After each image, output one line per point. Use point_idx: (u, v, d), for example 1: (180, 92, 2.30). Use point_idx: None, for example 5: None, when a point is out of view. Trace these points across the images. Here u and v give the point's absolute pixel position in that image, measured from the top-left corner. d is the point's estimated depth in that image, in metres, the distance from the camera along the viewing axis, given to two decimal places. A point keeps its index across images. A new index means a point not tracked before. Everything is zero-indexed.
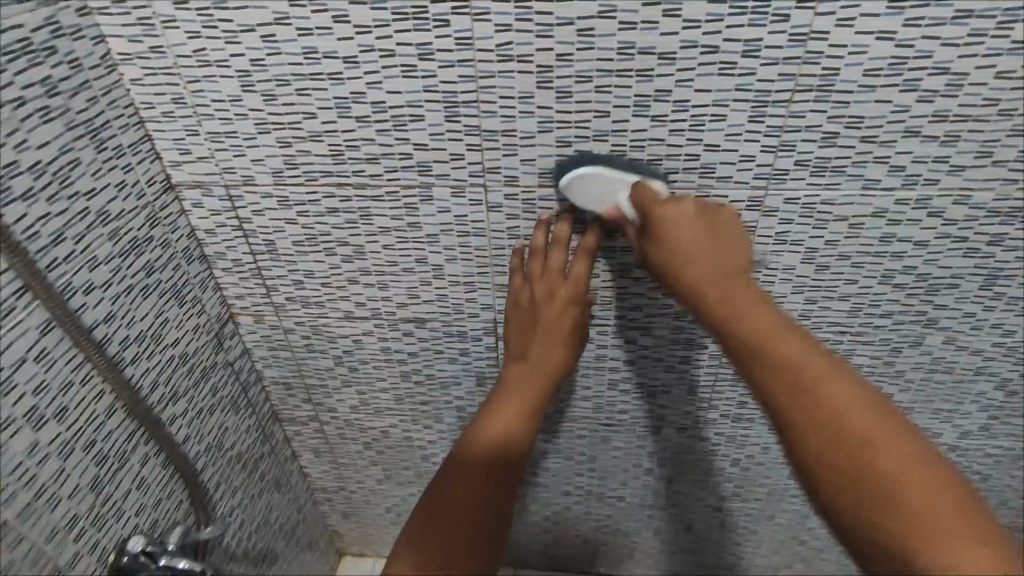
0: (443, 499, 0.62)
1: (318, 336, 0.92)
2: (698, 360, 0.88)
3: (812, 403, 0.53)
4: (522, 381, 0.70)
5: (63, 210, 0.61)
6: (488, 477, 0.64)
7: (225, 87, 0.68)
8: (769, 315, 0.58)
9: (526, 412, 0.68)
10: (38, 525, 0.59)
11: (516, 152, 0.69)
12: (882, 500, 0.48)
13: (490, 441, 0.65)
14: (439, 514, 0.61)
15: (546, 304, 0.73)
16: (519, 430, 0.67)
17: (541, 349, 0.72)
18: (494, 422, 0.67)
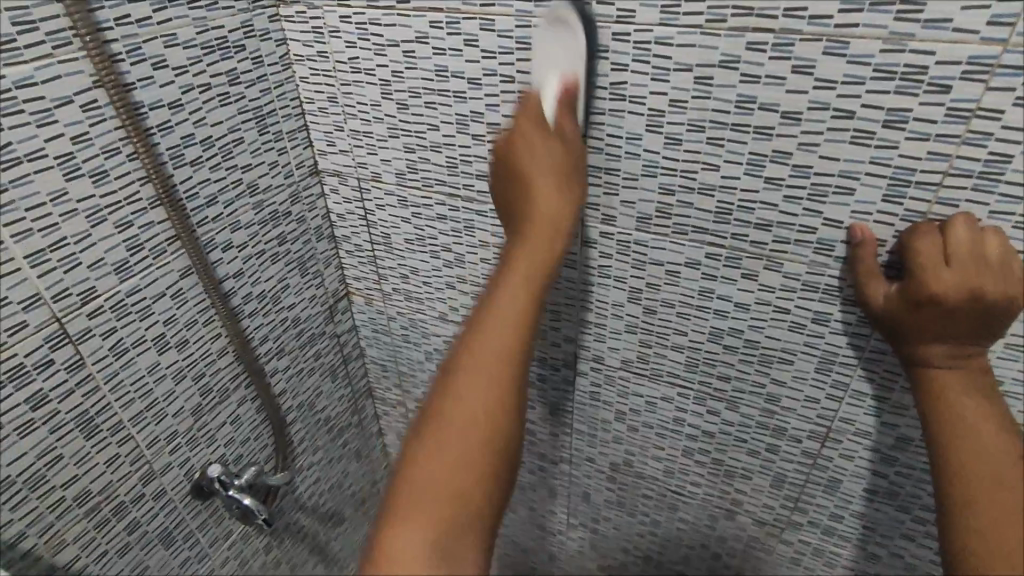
0: (425, 464, 0.48)
1: (414, 329, 0.98)
2: (788, 453, 0.79)
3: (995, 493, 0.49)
4: (489, 335, 0.51)
5: (220, 178, 0.73)
6: (477, 421, 0.49)
7: (369, 92, 0.75)
8: (967, 374, 0.55)
9: (505, 357, 0.51)
10: (144, 432, 0.71)
11: (617, 191, 0.68)
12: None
13: (474, 394, 0.50)
14: (423, 487, 0.47)
15: (546, 160, 0.56)
16: (485, 414, 0.49)
17: (541, 198, 0.55)
18: (453, 408, 0.49)
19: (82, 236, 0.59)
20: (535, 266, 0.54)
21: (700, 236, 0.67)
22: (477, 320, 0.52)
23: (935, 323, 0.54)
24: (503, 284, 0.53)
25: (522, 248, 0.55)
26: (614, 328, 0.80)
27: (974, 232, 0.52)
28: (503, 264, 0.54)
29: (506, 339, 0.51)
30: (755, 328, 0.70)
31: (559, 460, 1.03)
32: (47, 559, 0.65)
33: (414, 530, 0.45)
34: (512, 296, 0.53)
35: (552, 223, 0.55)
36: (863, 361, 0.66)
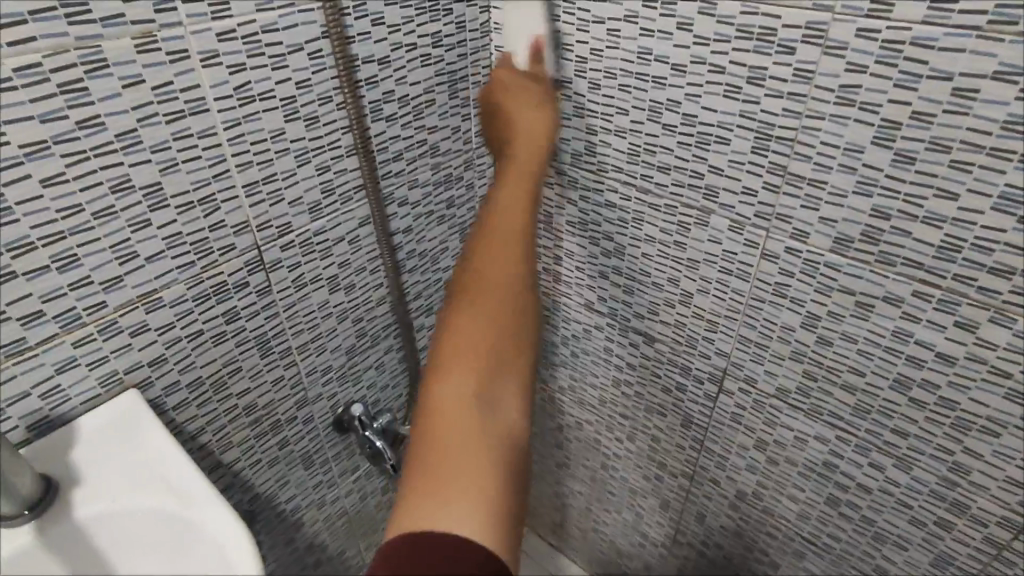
0: (436, 425, 0.54)
1: (556, 311, 0.98)
2: (962, 534, 0.69)
3: None
4: (481, 299, 0.64)
5: (409, 136, 0.76)
6: (490, 343, 0.61)
7: (562, 68, 0.74)
8: None
9: (501, 306, 0.64)
10: (306, 360, 0.77)
11: (818, 207, 0.61)
12: None
13: (467, 337, 0.61)
14: (457, 444, 0.53)
15: (529, 143, 0.70)
16: (501, 321, 0.63)
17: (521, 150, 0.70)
18: (447, 368, 0.59)
19: (288, 174, 0.64)
20: (516, 231, 0.68)
21: (910, 271, 0.58)
22: (456, 308, 0.64)
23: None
24: (483, 283, 0.65)
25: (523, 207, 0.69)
26: (776, 352, 0.73)
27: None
28: (504, 174, 0.71)
29: (493, 325, 0.62)
30: (957, 386, 0.61)
31: (679, 474, 0.98)
32: (215, 455, 0.72)
33: (432, 464, 0.52)
34: (482, 285, 0.65)
35: (540, 137, 0.70)
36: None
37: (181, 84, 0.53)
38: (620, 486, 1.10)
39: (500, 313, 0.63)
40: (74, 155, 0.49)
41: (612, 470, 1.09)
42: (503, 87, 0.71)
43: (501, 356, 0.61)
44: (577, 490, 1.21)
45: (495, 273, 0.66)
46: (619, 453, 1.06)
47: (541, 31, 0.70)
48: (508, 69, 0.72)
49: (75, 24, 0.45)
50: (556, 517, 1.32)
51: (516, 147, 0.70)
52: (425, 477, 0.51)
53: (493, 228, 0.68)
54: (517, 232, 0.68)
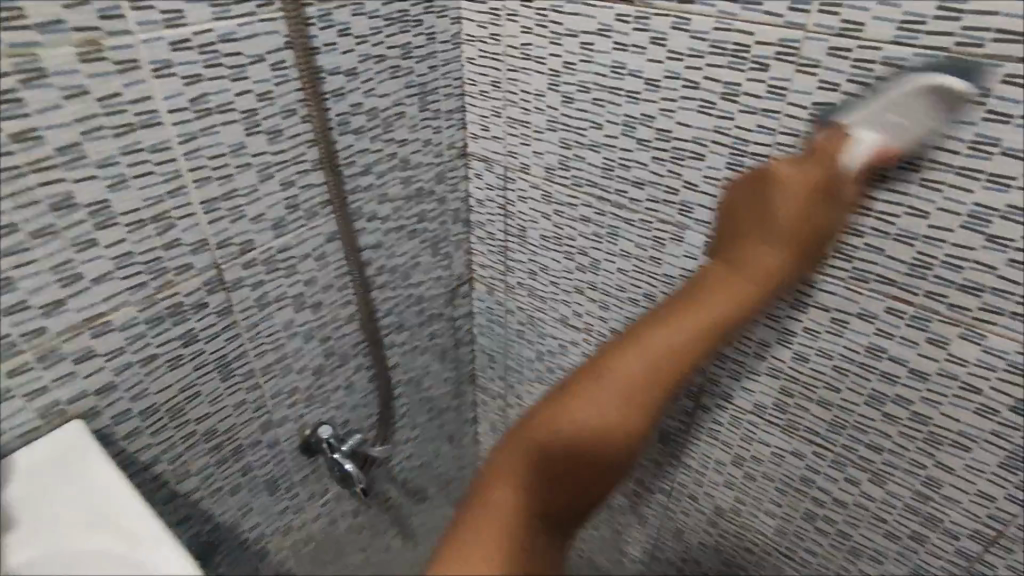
0: (501, 481, 0.53)
1: (531, 326, 0.96)
2: (935, 547, 0.69)
3: None
4: (631, 352, 0.58)
5: (377, 149, 0.73)
6: (620, 424, 0.55)
7: (535, 81, 0.73)
8: None
9: (643, 395, 0.57)
10: (270, 382, 0.74)
11: None
12: None
13: (602, 403, 0.55)
14: (496, 518, 0.51)
15: None
16: (664, 377, 0.57)
17: None
18: (512, 441, 0.56)
19: (250, 190, 0.61)
20: (636, 371, 0.57)
21: (882, 287, 0.58)
22: (572, 398, 0.57)
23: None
24: (664, 328, 0.58)
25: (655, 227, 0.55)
26: (752, 368, 0.73)
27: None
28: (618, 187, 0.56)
29: (552, 435, 0.54)
30: (930, 402, 0.61)
31: (656, 490, 0.97)
32: (171, 485, 0.69)
33: (481, 539, 0.50)
34: (661, 342, 0.57)
35: None
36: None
37: (131, 96, 0.50)
38: (597, 502, 1.09)
39: (581, 397, 0.56)
40: (10, 172, 0.45)
41: None
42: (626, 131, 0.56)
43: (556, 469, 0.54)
44: None
45: (660, 340, 0.57)
46: None
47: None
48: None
49: (11, 30, 0.42)
50: None
51: None
52: (460, 547, 0.51)
53: (658, 361, 0.57)
54: (643, 357, 0.57)
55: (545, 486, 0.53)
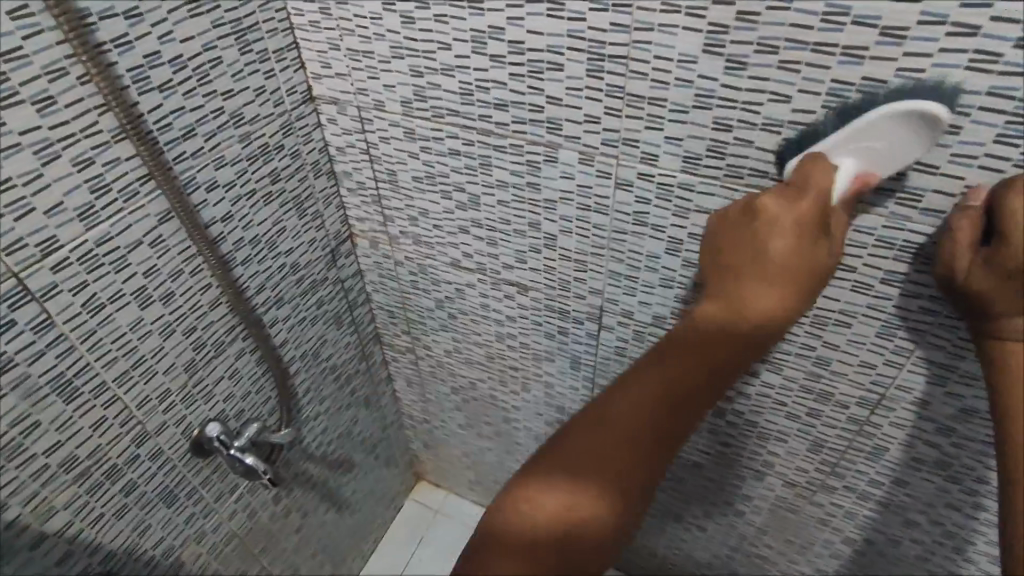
0: (531, 531, 0.49)
1: (423, 275, 0.90)
2: (831, 418, 0.73)
3: None
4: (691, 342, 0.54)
5: (198, 106, 0.63)
6: (642, 417, 0.52)
7: (367, 2, 0.64)
8: None
9: (647, 413, 0.52)
10: (132, 392, 0.65)
11: (662, 126, 0.58)
12: None
13: (620, 424, 0.51)
14: (546, 519, 0.49)
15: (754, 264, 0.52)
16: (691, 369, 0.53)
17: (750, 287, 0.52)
18: (571, 468, 0.51)
19: (31, 176, 0.51)
20: (659, 384, 0.53)
21: (757, 180, 0.57)
22: (591, 416, 0.53)
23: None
24: (763, 289, 0.52)
25: (722, 294, 0.54)
26: (646, 282, 0.72)
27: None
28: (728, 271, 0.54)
29: (644, 416, 0.51)
30: None
31: (577, 414, 0.97)
32: (34, 527, 0.60)
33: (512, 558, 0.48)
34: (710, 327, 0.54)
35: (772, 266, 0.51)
36: (924, 337, 0.60)
37: None
38: (524, 435, 1.09)
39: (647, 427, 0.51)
40: None
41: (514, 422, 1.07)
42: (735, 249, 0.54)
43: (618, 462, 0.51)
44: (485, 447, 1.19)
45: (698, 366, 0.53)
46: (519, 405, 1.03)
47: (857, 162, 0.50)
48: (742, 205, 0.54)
49: None
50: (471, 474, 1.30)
51: (737, 265, 0.53)
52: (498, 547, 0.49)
53: (688, 346, 0.54)
54: (690, 353, 0.54)
55: (610, 469, 0.50)
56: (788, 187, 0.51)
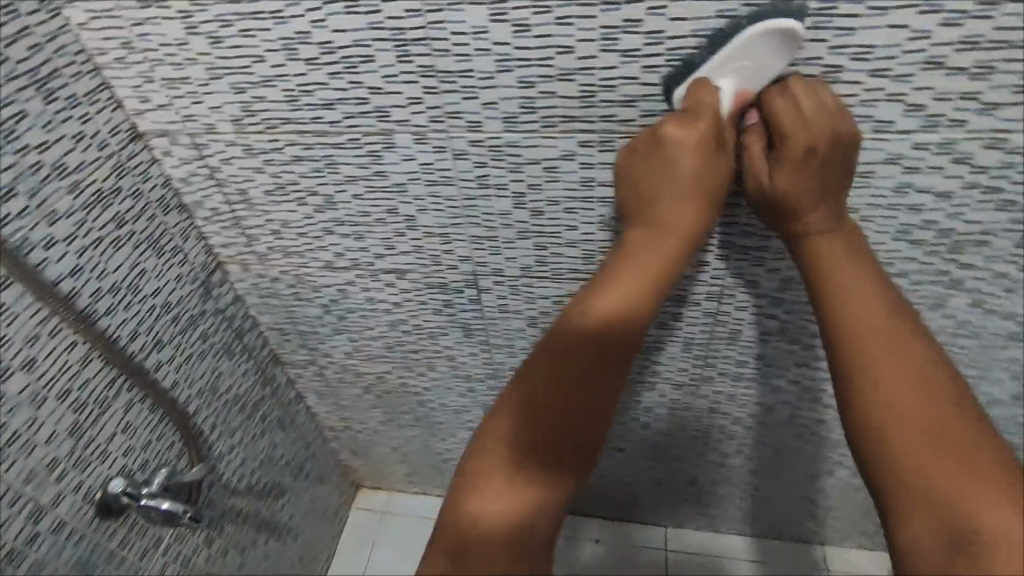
0: (490, 488, 0.54)
1: (303, 285, 0.92)
2: (691, 318, 0.83)
3: (902, 386, 0.54)
4: (604, 296, 0.59)
5: (12, 163, 0.61)
6: (573, 371, 0.57)
7: (170, 30, 0.64)
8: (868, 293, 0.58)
9: (563, 357, 0.57)
10: (13, 470, 0.63)
11: (476, 95, 0.64)
12: (925, 471, 0.51)
13: (540, 382, 0.57)
14: (495, 499, 0.54)
15: (675, 192, 0.59)
16: (625, 308, 0.59)
17: (669, 207, 0.60)
18: (495, 445, 0.56)
19: None
20: (573, 340, 0.58)
21: (569, 125, 0.65)
22: (540, 360, 0.58)
23: (820, 186, 0.59)
24: (601, 294, 0.59)
25: (636, 244, 0.62)
26: (506, 238, 0.78)
27: (796, 98, 0.56)
28: (655, 223, 0.61)
29: (535, 383, 0.57)
30: None
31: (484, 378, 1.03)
32: None
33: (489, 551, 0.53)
34: (607, 301, 0.59)
35: (696, 185, 0.59)
36: (736, 227, 0.71)
37: None
38: (443, 413, 1.14)
39: (556, 386, 0.57)
40: None
41: (431, 403, 1.12)
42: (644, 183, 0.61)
43: (552, 406, 0.56)
44: (411, 436, 1.23)
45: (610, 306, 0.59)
46: (430, 386, 1.08)
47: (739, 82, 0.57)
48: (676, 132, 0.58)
49: None
50: (406, 466, 1.34)
51: (653, 209, 0.61)
52: (473, 546, 0.53)
53: (581, 320, 0.59)
54: (634, 287, 0.60)
55: (535, 419, 0.56)
56: (683, 114, 0.58)
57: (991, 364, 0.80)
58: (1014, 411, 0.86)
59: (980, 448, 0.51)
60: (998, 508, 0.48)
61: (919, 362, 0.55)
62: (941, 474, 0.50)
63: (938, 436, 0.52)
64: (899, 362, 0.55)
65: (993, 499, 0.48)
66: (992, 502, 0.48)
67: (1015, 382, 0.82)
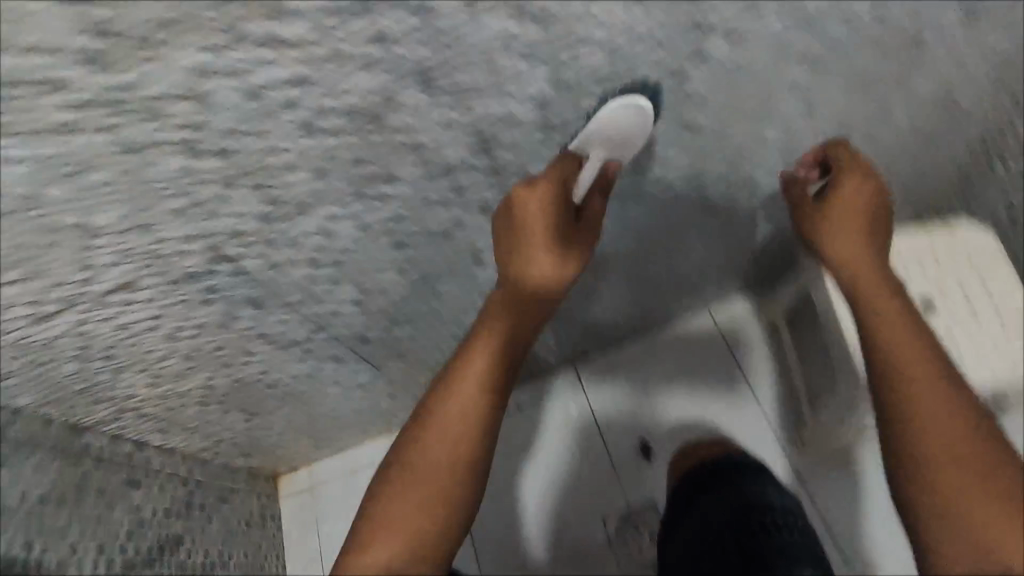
0: (393, 530, 0.70)
1: (25, 359, 0.70)
2: (469, 181, 0.73)
3: (927, 380, 0.72)
4: (465, 387, 0.74)
5: None
6: (452, 454, 0.73)
7: None
8: (906, 333, 0.75)
9: (463, 429, 0.73)
10: None
11: (13, 38, 0.41)
12: (959, 458, 0.68)
13: (439, 435, 0.73)
14: (397, 515, 0.70)
15: (537, 247, 0.74)
16: (478, 402, 0.74)
17: (521, 304, 0.78)
18: (408, 487, 0.71)
19: None
20: (461, 415, 0.74)
21: (171, 27, 0.45)
22: (416, 439, 0.74)
23: (863, 255, 0.80)
24: (460, 386, 0.74)
25: (486, 339, 0.77)
26: (212, 196, 0.61)
27: (540, 205, 0.71)
28: (508, 288, 0.78)
29: (439, 446, 0.73)
30: (332, 91, 0.55)
31: (310, 332, 0.92)
32: None
33: (383, 549, 0.69)
34: (470, 387, 0.74)
35: (538, 229, 0.73)
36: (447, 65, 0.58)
37: None
38: (298, 381, 1.03)
39: (454, 462, 0.72)
40: None
41: (277, 379, 1.01)
42: (529, 229, 0.73)
43: (463, 461, 0.73)
44: (284, 413, 1.13)
45: (466, 397, 0.74)
46: (263, 366, 0.96)
47: (597, 155, 0.74)
48: (528, 198, 0.72)
49: None
50: (301, 436, 1.27)
51: (503, 312, 0.78)
52: (377, 531, 0.70)
53: (446, 429, 0.73)
54: (472, 401, 0.74)
55: (454, 466, 0.72)
56: (522, 211, 0.73)
57: (767, 91, 0.76)
58: (804, 125, 0.86)
59: (982, 454, 0.68)
60: (1000, 515, 0.65)
61: (924, 355, 0.73)
62: (951, 480, 0.68)
63: (947, 424, 0.70)
64: (913, 347, 0.74)
65: (1000, 511, 0.65)
66: (999, 513, 0.65)
67: (794, 99, 0.79)
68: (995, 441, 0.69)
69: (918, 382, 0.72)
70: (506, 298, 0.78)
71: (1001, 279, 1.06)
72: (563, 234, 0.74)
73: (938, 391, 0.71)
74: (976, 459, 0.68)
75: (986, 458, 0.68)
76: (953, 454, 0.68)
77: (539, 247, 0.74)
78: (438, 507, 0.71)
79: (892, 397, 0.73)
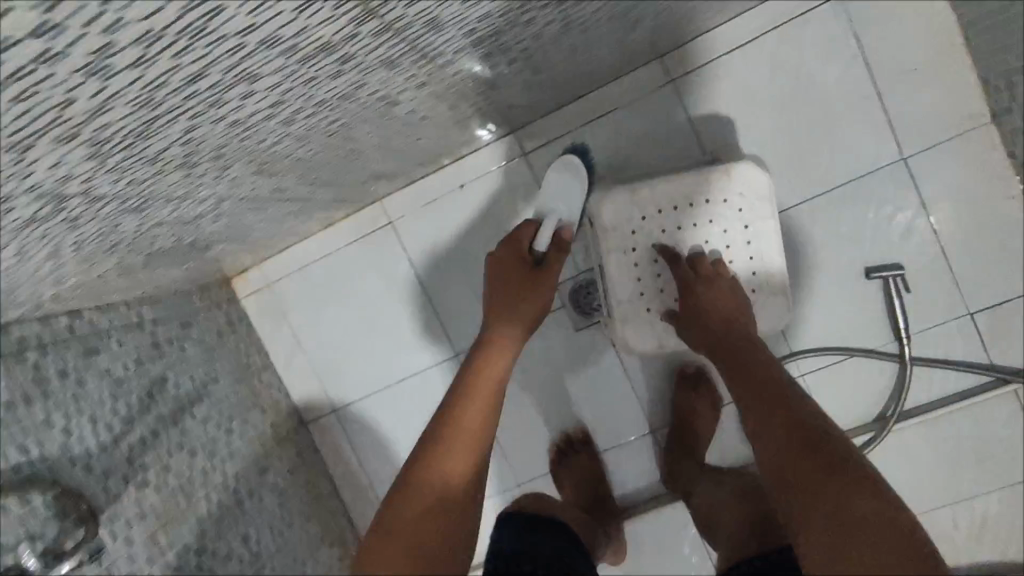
0: (399, 534, 0.66)
1: None
2: (368, 49, 0.54)
3: (780, 400, 0.85)
4: (472, 400, 0.85)
5: None
6: (466, 458, 0.77)
7: None
8: (764, 369, 0.91)
9: (474, 435, 0.81)
10: None
11: None
12: (824, 470, 0.72)
13: (451, 447, 0.78)
14: (406, 514, 0.68)
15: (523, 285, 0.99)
16: (485, 406, 0.85)
17: (523, 310, 0.97)
18: (403, 495, 0.71)
19: None
20: (471, 426, 0.82)
21: None
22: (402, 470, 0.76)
23: (726, 325, 0.99)
24: (464, 405, 0.84)
25: (487, 357, 0.92)
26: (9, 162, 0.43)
27: (518, 253, 1.01)
28: (492, 334, 0.95)
29: (444, 454, 0.77)
30: (122, 29, 0.35)
31: (215, 204, 0.79)
32: None
33: (408, 535, 0.65)
34: (477, 403, 0.85)
35: (534, 281, 0.99)
36: None
37: None
38: (221, 230, 0.94)
39: (462, 461, 0.77)
40: None
41: (196, 236, 0.91)
42: (498, 303, 0.98)
43: (462, 477, 0.75)
44: (219, 247, 1.07)
45: (472, 413, 0.84)
46: (176, 236, 0.85)
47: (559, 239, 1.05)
48: (501, 262, 1.00)
49: None
50: (245, 252, 1.23)
51: (495, 332, 0.96)
52: (393, 527, 0.66)
53: (454, 428, 0.81)
54: (480, 411, 0.84)
55: (467, 481, 0.75)
56: (512, 266, 1.00)
57: None
58: None
59: (837, 458, 0.73)
60: (871, 509, 0.65)
61: (782, 387, 0.87)
62: (826, 488, 0.70)
63: (800, 443, 0.77)
64: (778, 398, 0.85)
65: (869, 505, 0.66)
66: (869, 507, 0.66)
67: None
68: (839, 444, 0.74)
69: (775, 416, 0.83)
70: (490, 337, 0.95)
71: (757, 222, 1.09)
72: (547, 279, 1.00)
73: (794, 397, 0.85)
74: (826, 455, 0.73)
75: (846, 461, 0.72)
76: (816, 466, 0.72)
77: (529, 279, 0.99)
78: (457, 517, 0.70)
79: (763, 432, 0.83)
